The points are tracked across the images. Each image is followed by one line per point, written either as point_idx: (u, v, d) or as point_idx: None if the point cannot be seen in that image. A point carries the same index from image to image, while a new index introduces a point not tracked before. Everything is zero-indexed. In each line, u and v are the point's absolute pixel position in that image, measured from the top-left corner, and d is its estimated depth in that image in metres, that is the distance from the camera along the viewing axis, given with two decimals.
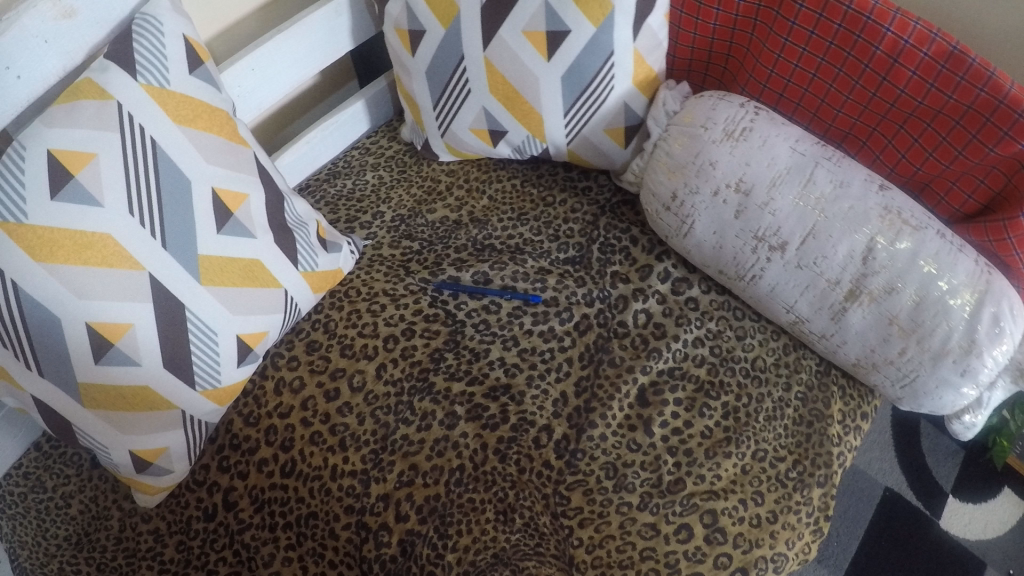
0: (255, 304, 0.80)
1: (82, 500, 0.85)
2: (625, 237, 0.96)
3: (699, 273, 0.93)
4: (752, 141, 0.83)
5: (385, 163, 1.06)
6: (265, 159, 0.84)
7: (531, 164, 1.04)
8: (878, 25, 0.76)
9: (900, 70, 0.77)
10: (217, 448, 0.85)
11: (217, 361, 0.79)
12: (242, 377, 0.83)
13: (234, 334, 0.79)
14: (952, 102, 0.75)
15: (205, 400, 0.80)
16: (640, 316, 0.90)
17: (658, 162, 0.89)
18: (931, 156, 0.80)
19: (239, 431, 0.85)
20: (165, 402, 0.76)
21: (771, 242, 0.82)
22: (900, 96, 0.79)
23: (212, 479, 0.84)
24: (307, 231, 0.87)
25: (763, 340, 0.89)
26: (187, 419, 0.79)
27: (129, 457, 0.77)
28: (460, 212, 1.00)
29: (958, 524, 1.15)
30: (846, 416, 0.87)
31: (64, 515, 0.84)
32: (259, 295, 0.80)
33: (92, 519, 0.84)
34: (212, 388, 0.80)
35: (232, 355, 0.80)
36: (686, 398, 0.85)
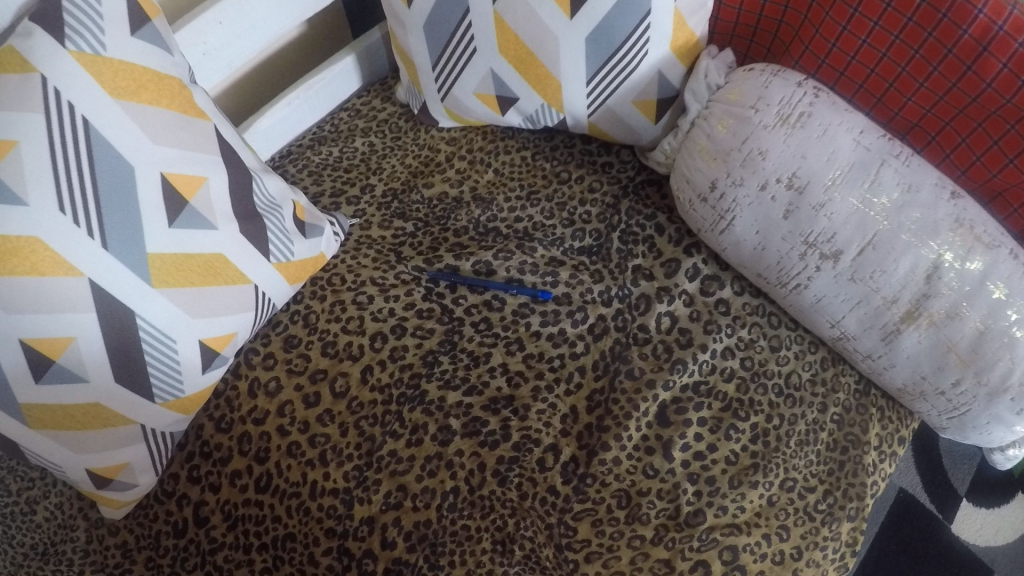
0: (221, 305, 0.70)
1: (48, 506, 0.78)
2: (650, 224, 0.85)
3: (731, 271, 0.82)
4: (809, 130, 0.71)
5: (377, 128, 0.94)
6: (231, 133, 0.71)
7: (545, 134, 0.92)
8: (970, 4, 0.63)
9: (989, 60, 0.64)
10: (187, 456, 0.77)
11: (179, 370, 0.69)
12: (209, 383, 0.73)
13: (197, 339, 0.69)
14: None
15: (168, 411, 0.71)
16: (663, 320, 0.80)
17: (696, 144, 0.77)
18: (1011, 163, 0.68)
19: (210, 438, 0.77)
20: (122, 418, 0.68)
21: (822, 249, 0.71)
22: (984, 90, 0.66)
23: (181, 491, 0.76)
24: (281, 216, 0.75)
25: (799, 352, 0.80)
26: (148, 432, 0.71)
27: (86, 474, 0.70)
28: (462, 187, 0.88)
29: (971, 528, 1.09)
30: (883, 441, 0.79)
31: (30, 522, 0.78)
32: (224, 294, 0.70)
33: (59, 528, 0.78)
34: (174, 399, 0.71)
35: (196, 363, 0.70)
36: (711, 418, 0.76)
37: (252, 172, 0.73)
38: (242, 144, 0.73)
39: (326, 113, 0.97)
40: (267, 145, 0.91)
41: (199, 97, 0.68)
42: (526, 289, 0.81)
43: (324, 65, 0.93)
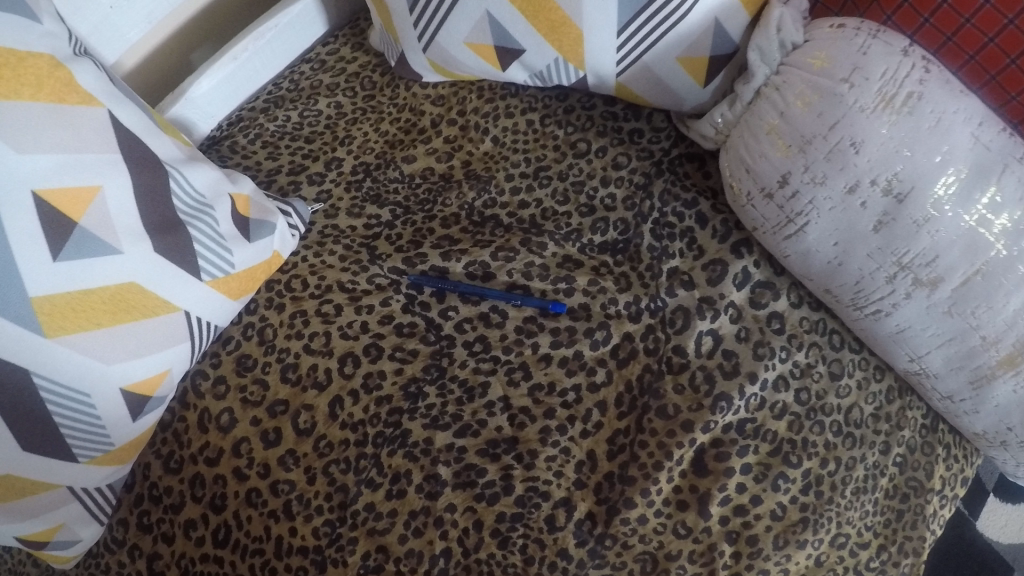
0: (144, 342, 0.55)
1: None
2: (690, 213, 0.68)
3: (788, 277, 0.67)
4: (918, 117, 0.53)
5: (345, 87, 0.81)
6: (133, 118, 0.55)
7: (558, 91, 0.75)
8: None
9: None
10: (136, 499, 0.66)
11: (102, 425, 0.55)
12: (144, 429, 0.60)
13: (119, 389, 0.55)
14: None
15: (98, 467, 0.58)
16: (704, 341, 0.65)
17: (764, 123, 0.59)
18: None
19: (158, 481, 0.66)
20: (43, 483, 0.55)
21: (917, 273, 0.56)
22: None
23: (132, 541, 0.65)
24: (213, 218, 0.59)
25: (862, 381, 0.66)
26: (80, 489, 0.59)
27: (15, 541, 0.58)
28: (451, 162, 0.74)
29: (996, 525, 0.96)
30: (947, 484, 0.68)
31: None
32: (147, 331, 0.55)
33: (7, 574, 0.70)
34: (102, 454, 0.58)
35: (122, 412, 0.56)
36: (756, 464, 0.63)
37: (165, 166, 0.56)
38: (151, 129, 0.57)
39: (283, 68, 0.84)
40: (211, 111, 0.80)
41: (81, 77, 0.52)
42: (532, 300, 0.66)
43: (276, 9, 0.80)
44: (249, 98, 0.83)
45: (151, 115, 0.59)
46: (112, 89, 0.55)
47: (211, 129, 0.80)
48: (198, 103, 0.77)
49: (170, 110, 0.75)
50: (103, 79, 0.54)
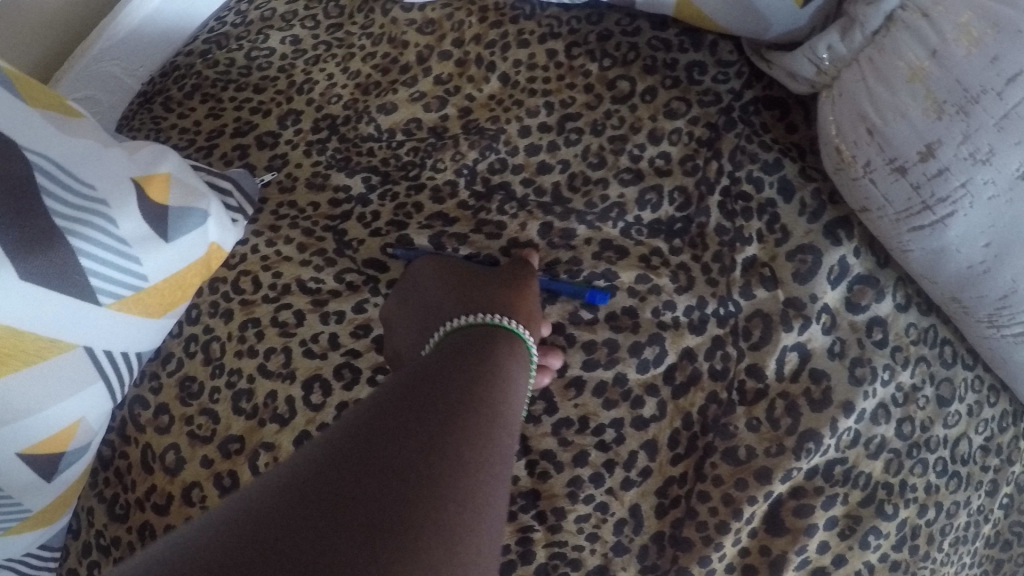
0: (41, 395, 0.42)
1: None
2: (770, 179, 0.51)
3: (895, 269, 0.50)
4: None
5: (304, 13, 0.62)
6: None
7: (589, 9, 0.56)
8: None
9: None
10: (84, 549, 0.53)
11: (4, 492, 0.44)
12: (68, 484, 0.48)
13: (12, 452, 0.42)
14: None
15: (18, 535, 0.47)
16: (788, 358, 0.49)
17: (902, 66, 0.41)
18: None
19: (102, 529, 0.53)
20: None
21: None
22: None
23: None
24: (110, 216, 0.42)
25: (974, 406, 0.52)
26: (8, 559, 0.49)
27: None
28: (444, 111, 0.56)
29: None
30: None
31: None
32: (41, 382, 0.41)
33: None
34: (20, 521, 0.46)
35: (25, 477, 0.44)
36: (843, 517, 0.49)
37: (26, 153, 0.41)
38: (1, 108, 0.41)
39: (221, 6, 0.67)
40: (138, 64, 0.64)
41: None
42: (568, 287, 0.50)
43: None
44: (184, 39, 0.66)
45: (3, 83, 0.42)
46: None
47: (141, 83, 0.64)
48: (111, 57, 0.62)
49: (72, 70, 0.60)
50: None
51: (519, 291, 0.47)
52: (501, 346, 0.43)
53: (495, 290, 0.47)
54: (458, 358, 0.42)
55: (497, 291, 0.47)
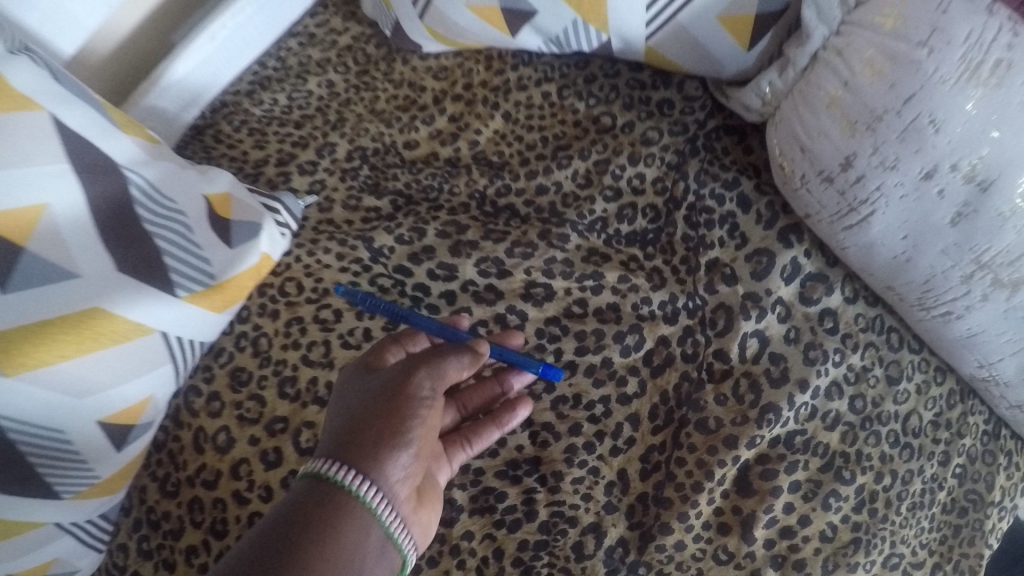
0: (122, 369, 0.49)
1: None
2: (731, 195, 0.60)
3: (842, 267, 0.59)
4: (1010, 91, 0.42)
5: (338, 62, 0.73)
6: (84, 117, 0.49)
7: (576, 57, 0.67)
8: None
9: None
10: (133, 525, 0.59)
11: (82, 462, 0.50)
12: (133, 456, 0.54)
13: (95, 420, 0.49)
14: None
15: (85, 500, 0.52)
16: (750, 344, 0.57)
17: (823, 94, 0.50)
18: None
19: (153, 505, 0.59)
20: (25, 524, 0.49)
21: (999, 274, 0.47)
22: None
23: (132, 569, 0.58)
24: (188, 224, 0.53)
25: (922, 385, 0.59)
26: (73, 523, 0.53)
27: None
28: (457, 144, 0.66)
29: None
30: (1005, 494, 0.61)
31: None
32: (123, 357, 0.49)
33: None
34: (88, 487, 0.52)
35: (104, 445, 0.51)
36: (806, 481, 0.56)
37: (123, 170, 0.50)
38: (107, 129, 0.51)
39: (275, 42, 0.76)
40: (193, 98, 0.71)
41: (13, 79, 0.45)
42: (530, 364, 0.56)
43: None
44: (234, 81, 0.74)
45: (109, 112, 0.52)
46: (58, 87, 0.48)
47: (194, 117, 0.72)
48: (172, 92, 0.69)
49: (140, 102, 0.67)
50: (41, 74, 0.47)
51: (385, 435, 0.44)
52: (337, 500, 0.42)
53: (371, 414, 0.45)
54: (304, 512, 0.41)
55: (378, 425, 0.44)
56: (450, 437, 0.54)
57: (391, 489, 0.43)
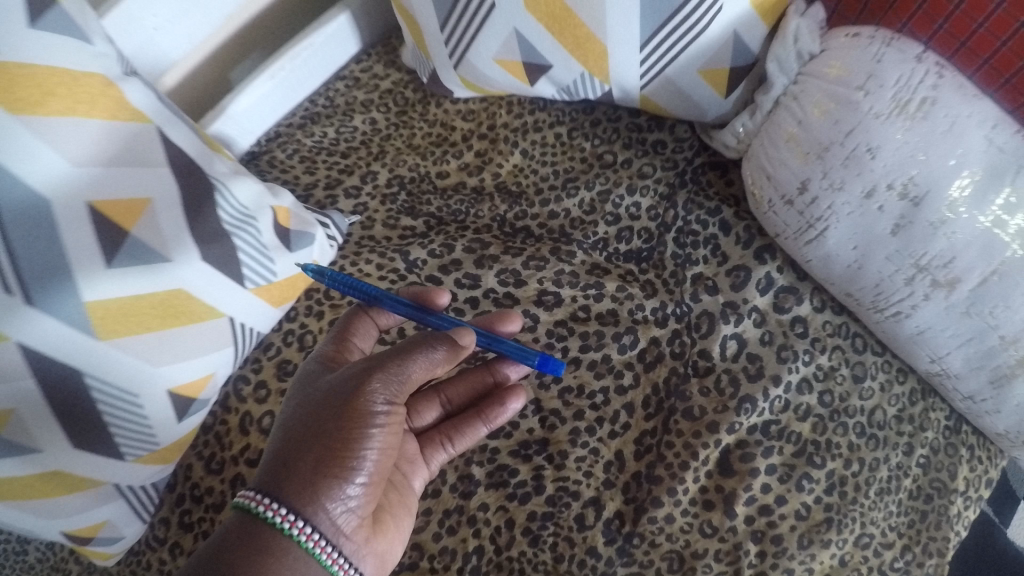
0: (194, 346, 0.57)
1: (39, 546, 0.72)
2: (713, 221, 0.69)
3: (810, 282, 0.68)
4: (933, 122, 0.54)
5: (379, 103, 0.78)
6: (183, 133, 0.57)
7: (585, 105, 0.76)
8: None
9: None
10: (178, 499, 0.67)
11: (150, 426, 0.58)
12: (189, 430, 0.62)
13: (164, 389, 0.57)
14: None
15: (143, 465, 0.60)
16: (729, 345, 0.66)
17: (783, 131, 0.61)
18: None
19: (199, 481, 0.67)
20: (86, 480, 0.57)
21: (935, 275, 0.57)
22: None
23: (173, 539, 0.66)
24: (257, 228, 0.61)
25: (885, 383, 0.66)
26: (126, 488, 0.61)
27: (61, 536, 0.60)
28: (482, 176, 0.74)
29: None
30: (971, 485, 0.67)
31: (21, 563, 0.72)
32: (196, 335, 0.57)
33: (49, 570, 0.71)
34: (148, 453, 0.59)
35: (169, 413, 0.59)
36: (781, 465, 0.64)
37: (212, 180, 0.58)
38: (199, 144, 0.59)
39: (322, 83, 0.80)
40: (252, 127, 0.75)
41: (132, 94, 0.53)
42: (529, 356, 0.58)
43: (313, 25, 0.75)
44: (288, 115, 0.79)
45: (198, 128, 0.60)
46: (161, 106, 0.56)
47: (250, 145, 0.76)
48: (237, 120, 0.72)
49: (209, 126, 0.70)
50: (150, 91, 0.55)
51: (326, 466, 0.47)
52: (266, 539, 0.46)
53: (306, 441, 0.48)
54: (242, 545, 0.46)
55: (319, 455, 0.47)
56: (434, 434, 0.63)
57: (326, 525, 0.47)
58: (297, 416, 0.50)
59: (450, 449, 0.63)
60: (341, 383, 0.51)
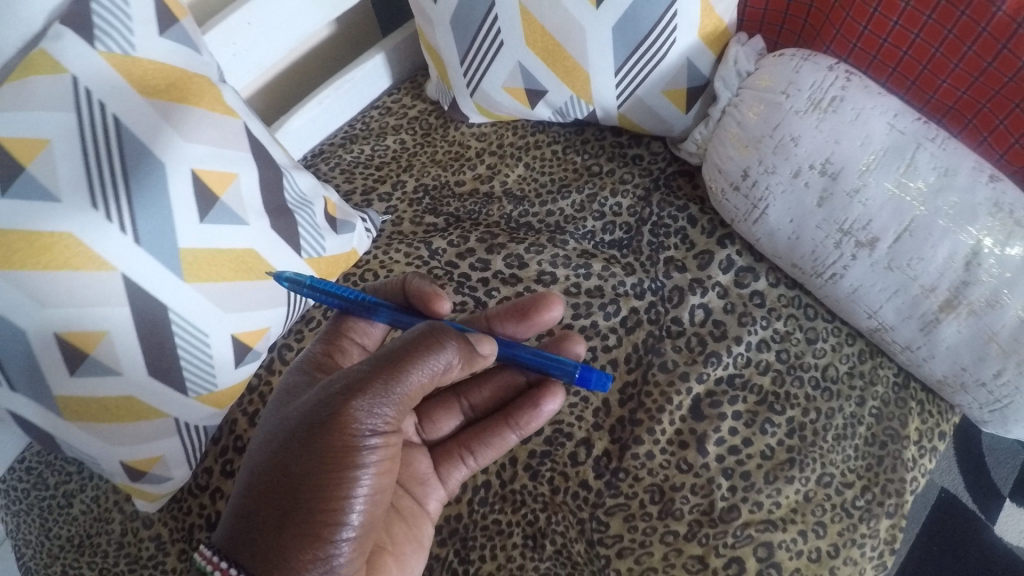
0: (254, 299, 0.70)
1: (84, 499, 0.81)
2: (681, 216, 0.82)
3: (766, 262, 0.80)
4: (842, 114, 0.68)
5: (408, 126, 0.92)
6: (260, 129, 0.72)
7: (575, 127, 0.90)
8: (952, 6, 0.64)
9: (988, 41, 0.63)
10: (221, 450, 0.77)
11: (212, 366, 0.69)
12: (242, 377, 0.73)
13: (229, 333, 0.69)
14: (1013, 85, 0.63)
15: (200, 404, 0.71)
16: (697, 313, 0.78)
17: (727, 133, 0.75)
18: (1016, 142, 0.66)
19: (243, 433, 0.77)
20: (153, 411, 0.68)
21: (858, 236, 0.69)
22: (986, 70, 0.64)
23: (215, 485, 0.76)
24: (311, 211, 0.75)
25: (836, 345, 0.77)
26: (182, 427, 0.70)
27: (121, 467, 0.70)
28: (491, 184, 0.87)
29: (1015, 530, 1.05)
30: (924, 435, 0.76)
31: (66, 515, 0.81)
32: (258, 290, 0.70)
33: (93, 521, 0.79)
34: (207, 392, 0.71)
35: (229, 357, 0.70)
36: (746, 412, 0.74)
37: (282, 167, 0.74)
38: (271, 140, 0.74)
39: (358, 111, 0.95)
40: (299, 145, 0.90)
41: (228, 95, 0.68)
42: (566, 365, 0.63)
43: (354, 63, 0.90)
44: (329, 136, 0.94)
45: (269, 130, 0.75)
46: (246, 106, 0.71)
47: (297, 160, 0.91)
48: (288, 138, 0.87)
49: None
50: (238, 95, 0.70)
51: (297, 526, 0.52)
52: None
53: (282, 496, 0.53)
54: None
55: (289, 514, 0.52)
56: (453, 450, 0.72)
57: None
58: (276, 463, 0.54)
59: (467, 464, 0.72)
60: (307, 418, 0.54)
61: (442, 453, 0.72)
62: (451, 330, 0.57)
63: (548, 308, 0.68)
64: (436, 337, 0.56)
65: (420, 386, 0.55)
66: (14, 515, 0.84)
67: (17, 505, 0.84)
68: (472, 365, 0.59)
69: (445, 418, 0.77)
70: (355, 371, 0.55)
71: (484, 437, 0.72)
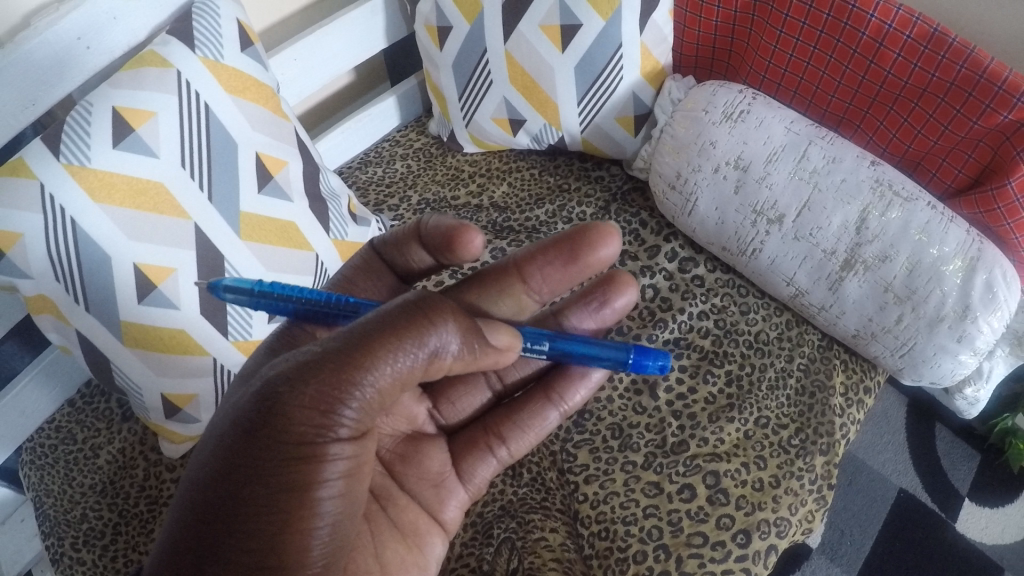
0: (289, 264, 0.85)
1: (110, 451, 0.90)
2: (635, 220, 1.00)
3: (705, 254, 0.97)
4: (748, 122, 0.88)
5: (413, 155, 1.13)
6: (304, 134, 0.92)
7: (549, 155, 1.10)
8: (829, 38, 0.85)
9: (859, 60, 0.83)
10: None
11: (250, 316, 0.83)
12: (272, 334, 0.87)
13: None
14: (882, 91, 0.84)
15: (236, 351, 0.83)
16: (647, 291, 0.94)
17: (665, 146, 0.94)
18: (894, 137, 0.86)
19: None
20: (199, 349, 0.80)
21: (769, 215, 0.86)
22: (862, 82, 0.85)
23: None
24: (338, 203, 0.93)
25: (766, 315, 0.92)
26: (217, 369, 0.82)
27: (160, 400, 0.82)
28: (479, 200, 1.06)
29: (975, 527, 1.13)
30: (849, 389, 0.89)
31: (92, 464, 0.89)
32: (295, 258, 0.85)
33: (118, 469, 0.89)
34: (242, 340, 0.83)
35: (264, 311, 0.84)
36: (690, 365, 0.89)
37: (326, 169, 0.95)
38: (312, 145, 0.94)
39: (371, 144, 1.16)
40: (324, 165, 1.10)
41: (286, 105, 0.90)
42: (619, 352, 0.59)
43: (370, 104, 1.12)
44: (348, 162, 1.14)
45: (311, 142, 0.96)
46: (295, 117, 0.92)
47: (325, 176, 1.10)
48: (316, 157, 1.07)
49: None
50: (289, 107, 0.91)
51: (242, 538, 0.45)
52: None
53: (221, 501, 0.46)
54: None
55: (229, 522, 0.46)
56: (484, 438, 0.70)
57: None
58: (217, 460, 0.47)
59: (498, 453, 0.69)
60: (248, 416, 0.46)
61: (470, 445, 0.69)
62: (444, 309, 0.48)
63: (602, 240, 0.62)
64: (421, 318, 0.47)
65: (396, 377, 0.46)
66: (37, 469, 0.90)
67: (40, 460, 0.91)
68: (470, 354, 0.50)
69: (466, 399, 0.73)
70: (305, 356, 0.46)
71: (524, 420, 0.70)
